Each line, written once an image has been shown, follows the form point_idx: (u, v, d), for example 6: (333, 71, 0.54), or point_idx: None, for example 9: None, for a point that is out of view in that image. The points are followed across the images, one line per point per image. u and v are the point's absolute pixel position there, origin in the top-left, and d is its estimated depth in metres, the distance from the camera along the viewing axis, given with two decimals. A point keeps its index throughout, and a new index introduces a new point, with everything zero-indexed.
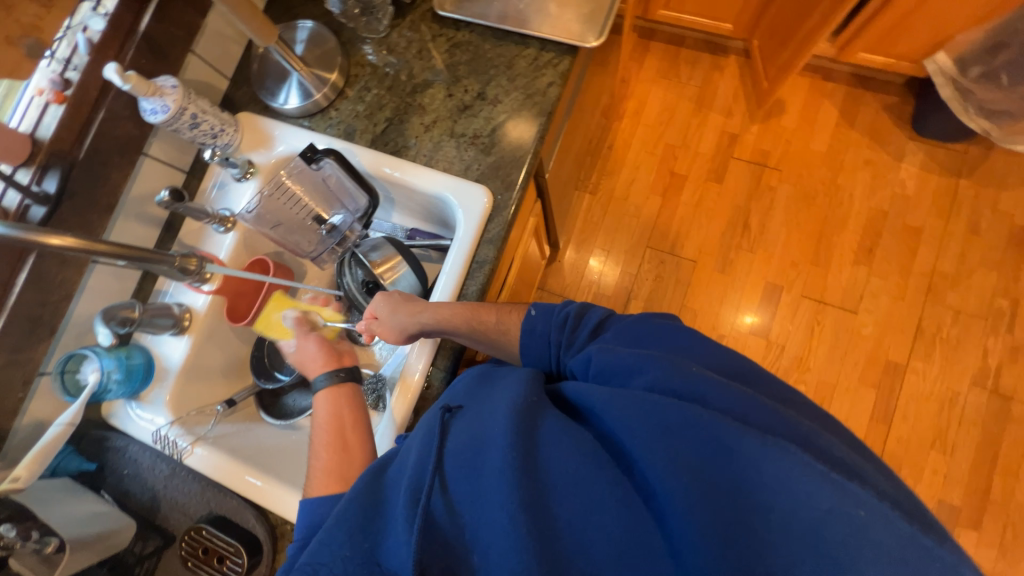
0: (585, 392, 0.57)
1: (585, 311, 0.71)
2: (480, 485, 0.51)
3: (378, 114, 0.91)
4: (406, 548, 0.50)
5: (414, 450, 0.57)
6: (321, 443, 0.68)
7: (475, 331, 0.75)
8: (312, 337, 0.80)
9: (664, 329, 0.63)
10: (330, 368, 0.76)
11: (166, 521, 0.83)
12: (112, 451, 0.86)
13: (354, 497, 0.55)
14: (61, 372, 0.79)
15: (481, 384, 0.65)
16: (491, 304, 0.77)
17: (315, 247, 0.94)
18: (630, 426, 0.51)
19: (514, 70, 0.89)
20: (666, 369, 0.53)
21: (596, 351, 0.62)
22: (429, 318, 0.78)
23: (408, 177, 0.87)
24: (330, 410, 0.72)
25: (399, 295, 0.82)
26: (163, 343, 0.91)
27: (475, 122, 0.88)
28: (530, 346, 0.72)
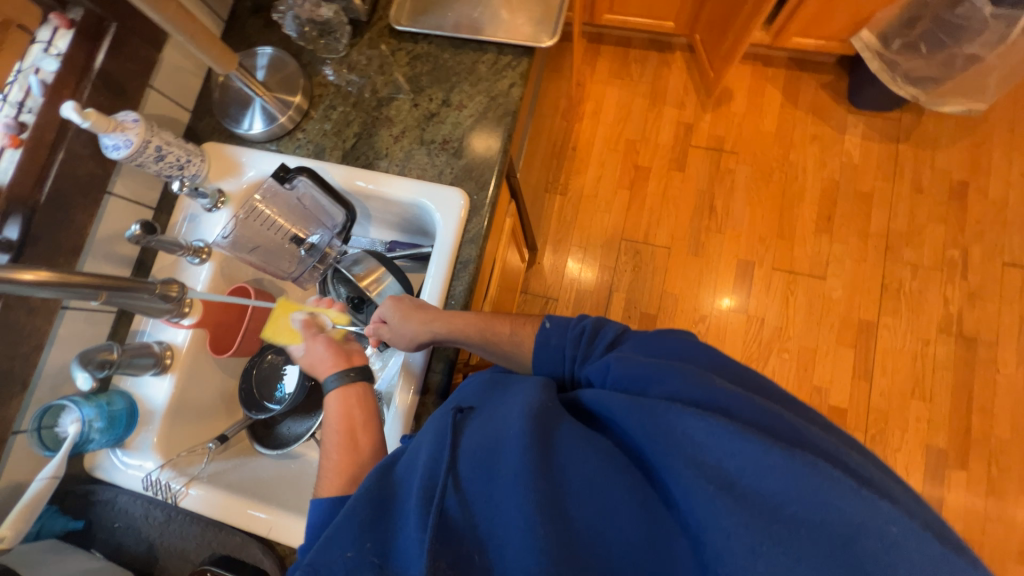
0: (600, 399, 0.58)
1: (600, 325, 0.73)
2: (496, 486, 0.51)
3: (347, 131, 0.92)
4: (417, 545, 0.49)
5: (424, 451, 0.56)
6: (332, 444, 0.67)
7: (489, 342, 0.77)
8: (319, 339, 0.77)
9: (681, 341, 0.64)
10: (339, 369, 0.74)
11: (166, 570, 0.78)
12: (99, 505, 0.82)
13: (362, 498, 0.53)
14: (38, 428, 0.75)
15: (493, 388, 0.65)
16: (504, 315, 0.79)
17: (296, 270, 0.93)
18: (648, 434, 0.51)
19: (476, 76, 0.92)
20: (682, 378, 0.54)
21: (613, 358, 0.62)
22: (441, 328, 0.78)
23: (385, 188, 0.88)
24: (343, 410, 0.70)
25: (410, 301, 0.80)
26: (145, 385, 0.87)
27: (443, 128, 0.90)
28: (542, 356, 0.73)
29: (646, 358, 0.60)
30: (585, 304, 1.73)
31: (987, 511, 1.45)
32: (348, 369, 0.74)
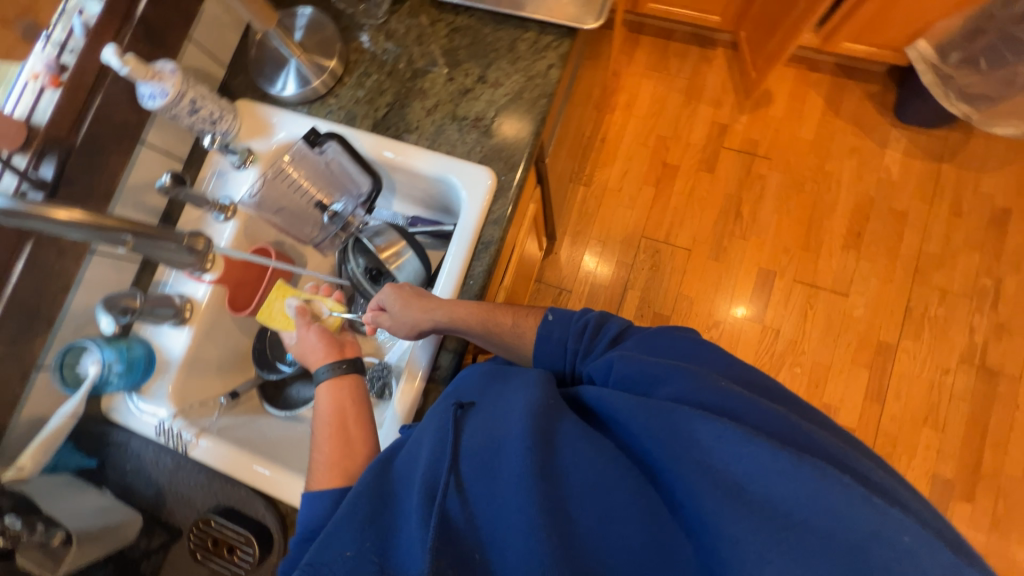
0: (603, 398, 0.57)
1: (604, 320, 0.72)
2: (497, 486, 0.52)
3: (379, 100, 0.91)
4: (419, 546, 0.50)
5: (425, 448, 0.56)
6: (324, 436, 0.68)
7: (490, 333, 0.75)
8: (310, 330, 0.79)
9: (683, 339, 0.63)
10: (331, 360, 0.75)
11: (171, 515, 0.81)
12: (113, 446, 0.85)
13: (361, 496, 0.54)
14: (61, 365, 0.77)
15: (494, 380, 0.63)
16: (507, 306, 0.78)
17: (318, 236, 0.95)
18: (654, 438, 0.50)
19: (515, 54, 0.90)
20: (690, 381, 0.53)
21: (617, 356, 0.61)
22: (443, 317, 0.76)
23: (413, 162, 0.87)
24: (334, 403, 0.71)
25: (410, 289, 0.80)
26: (163, 334, 0.89)
27: (477, 105, 0.89)
28: (544, 351, 0.72)
29: (651, 357, 0.58)
30: (598, 299, 1.72)
31: (987, 546, 1.43)
32: (341, 359, 0.75)
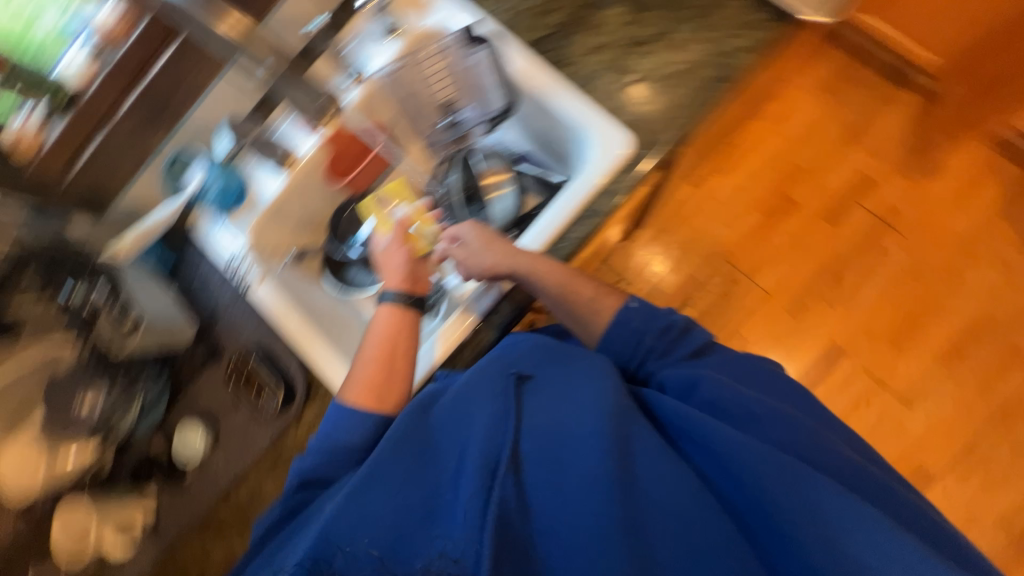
0: (691, 415, 0.55)
1: (690, 327, 0.70)
2: (565, 479, 0.50)
3: (546, 17, 0.84)
4: (468, 521, 0.48)
5: (482, 416, 0.54)
6: (371, 355, 0.70)
7: (564, 299, 0.71)
8: (402, 248, 0.82)
9: (756, 375, 0.65)
10: (403, 286, 0.77)
11: (218, 338, 0.87)
12: (189, 256, 0.90)
13: (412, 437, 0.56)
14: (173, 165, 0.86)
15: (551, 358, 0.62)
16: (590, 278, 0.73)
17: (430, 131, 0.95)
18: (758, 473, 0.50)
19: (712, 20, 0.79)
20: (784, 425, 0.56)
21: (708, 377, 0.60)
22: (526, 266, 0.72)
23: (554, 99, 0.80)
24: (387, 330, 0.72)
25: (491, 232, 0.78)
26: (262, 176, 0.88)
27: (646, 62, 0.80)
28: (617, 337, 0.69)
29: (741, 388, 0.59)
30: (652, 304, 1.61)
31: None
32: (406, 288, 0.77)
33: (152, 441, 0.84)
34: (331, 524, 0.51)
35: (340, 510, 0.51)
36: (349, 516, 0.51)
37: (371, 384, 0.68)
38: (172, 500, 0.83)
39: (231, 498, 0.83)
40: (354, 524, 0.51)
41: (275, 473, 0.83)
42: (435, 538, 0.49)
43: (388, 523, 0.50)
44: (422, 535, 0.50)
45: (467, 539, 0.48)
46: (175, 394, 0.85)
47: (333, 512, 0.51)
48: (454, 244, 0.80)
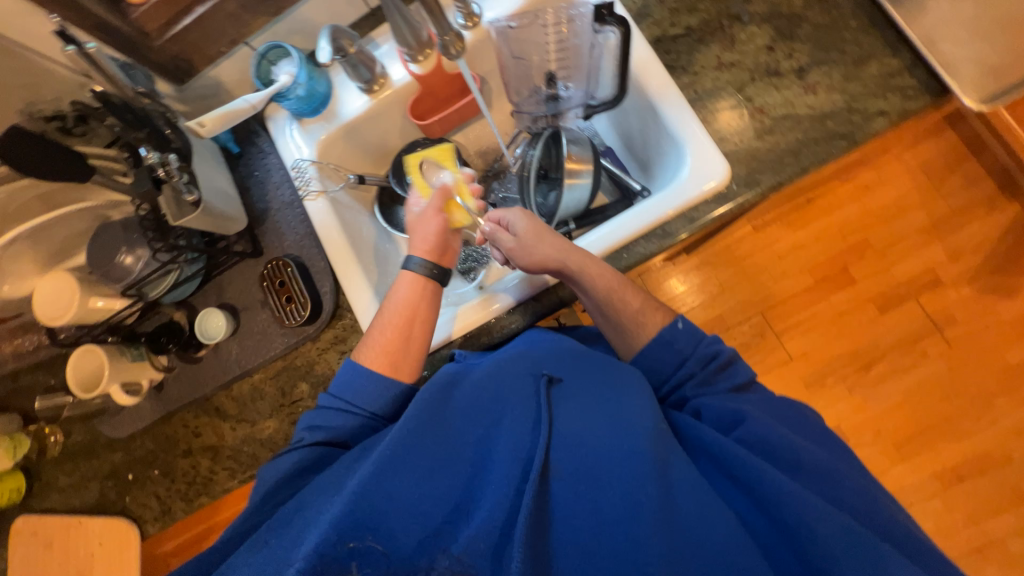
0: (739, 453, 0.51)
1: (735, 360, 0.66)
2: (600, 500, 0.49)
3: (683, 16, 0.81)
4: (495, 522, 0.48)
5: (516, 417, 0.54)
6: (391, 322, 0.69)
7: (608, 302, 0.69)
8: (437, 215, 0.75)
9: (796, 418, 0.60)
10: (429, 256, 0.74)
11: (263, 236, 0.88)
12: (256, 149, 0.91)
13: (436, 422, 0.54)
14: (262, 57, 0.81)
15: (587, 362, 0.62)
16: (641, 289, 0.71)
17: (524, 99, 0.88)
18: (814, 530, 0.46)
19: (857, 71, 0.73)
20: (837, 482, 0.51)
21: (751, 416, 0.56)
22: (574, 265, 0.69)
23: (660, 107, 0.77)
24: (410, 298, 0.71)
25: (540, 224, 0.73)
26: (347, 90, 0.88)
27: (771, 95, 0.75)
28: (658, 356, 0.66)
29: (786, 432, 0.55)
30: None
31: None
32: (434, 259, 0.74)
33: (175, 313, 0.87)
34: (346, 514, 0.46)
35: (358, 494, 0.47)
36: (365, 501, 0.47)
37: (386, 350, 0.67)
38: (180, 371, 0.87)
39: (232, 390, 0.87)
40: (366, 511, 0.47)
41: (279, 379, 0.85)
42: (451, 538, 0.49)
43: (398, 513, 0.48)
44: (433, 533, 0.48)
45: (479, 538, 0.48)
46: (207, 277, 0.87)
47: (348, 502, 0.47)
48: (507, 232, 0.75)
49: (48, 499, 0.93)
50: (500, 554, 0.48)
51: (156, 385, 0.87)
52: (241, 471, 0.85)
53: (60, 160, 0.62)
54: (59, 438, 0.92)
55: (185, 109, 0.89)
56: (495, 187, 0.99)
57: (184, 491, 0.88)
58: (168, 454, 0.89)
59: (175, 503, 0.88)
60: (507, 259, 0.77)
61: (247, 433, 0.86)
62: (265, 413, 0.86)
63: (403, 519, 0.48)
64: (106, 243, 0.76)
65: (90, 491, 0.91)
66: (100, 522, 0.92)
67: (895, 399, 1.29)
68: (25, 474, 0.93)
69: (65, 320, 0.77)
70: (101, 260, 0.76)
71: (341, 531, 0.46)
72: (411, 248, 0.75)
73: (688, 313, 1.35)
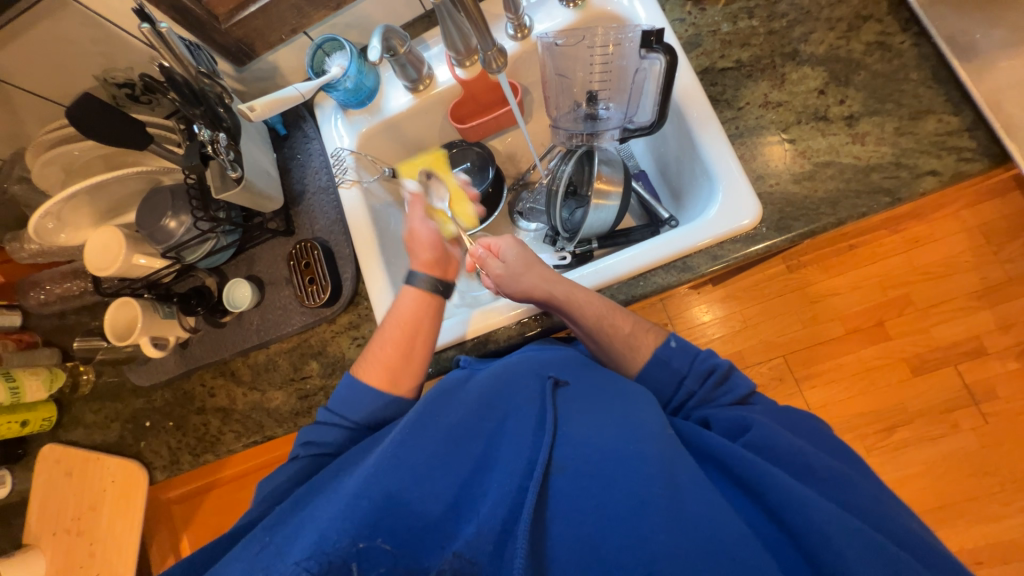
0: (742, 457, 0.51)
1: (733, 371, 0.64)
2: (607, 503, 0.48)
3: (734, 49, 0.79)
4: (498, 514, 0.48)
5: (520, 419, 0.55)
6: (391, 338, 0.70)
7: (602, 333, 0.69)
8: (426, 227, 0.78)
9: (808, 427, 0.58)
10: (430, 272, 0.75)
11: (296, 217, 0.92)
12: (301, 132, 0.95)
13: (437, 422, 0.54)
14: (318, 48, 0.85)
15: (597, 373, 0.63)
16: (632, 314, 0.70)
17: (562, 115, 0.87)
18: (827, 535, 0.44)
19: (912, 125, 0.70)
20: (846, 487, 0.50)
21: (758, 421, 0.55)
22: (562, 295, 0.70)
23: (699, 137, 0.75)
24: (415, 309, 0.72)
25: (533, 256, 0.75)
26: (393, 87, 0.91)
27: (816, 140, 0.73)
28: (655, 376, 0.65)
29: (796, 439, 0.53)
30: None
31: None
32: (433, 274, 0.75)
33: (208, 278, 0.93)
34: (349, 510, 0.46)
35: (359, 493, 0.48)
36: (366, 501, 0.47)
37: (384, 366, 0.69)
38: (205, 334, 0.92)
39: (249, 358, 0.92)
40: (363, 510, 0.47)
41: (292, 354, 0.90)
42: (452, 536, 0.48)
43: (394, 510, 0.47)
44: (436, 533, 0.48)
45: (479, 538, 0.47)
46: (240, 249, 0.92)
47: (349, 501, 0.47)
48: (497, 260, 0.77)
49: (74, 431, 1.00)
50: (501, 553, 0.47)
51: (181, 343, 0.93)
52: (246, 436, 0.90)
53: (123, 130, 0.68)
54: (92, 377, 1.00)
55: (242, 90, 0.94)
56: (523, 199, 1.01)
57: (192, 446, 0.93)
58: (183, 408, 0.95)
59: (183, 455, 0.94)
60: (496, 287, 0.78)
61: (256, 400, 0.90)
62: (274, 385, 0.90)
63: (403, 517, 0.47)
64: (155, 206, 0.81)
65: (111, 431, 0.99)
66: (115, 462, 0.98)
67: (914, 468, 1.22)
68: (56, 405, 1.01)
69: (109, 272, 0.82)
70: (148, 221, 0.81)
71: (338, 530, 0.45)
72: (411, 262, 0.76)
73: (707, 345, 1.31)
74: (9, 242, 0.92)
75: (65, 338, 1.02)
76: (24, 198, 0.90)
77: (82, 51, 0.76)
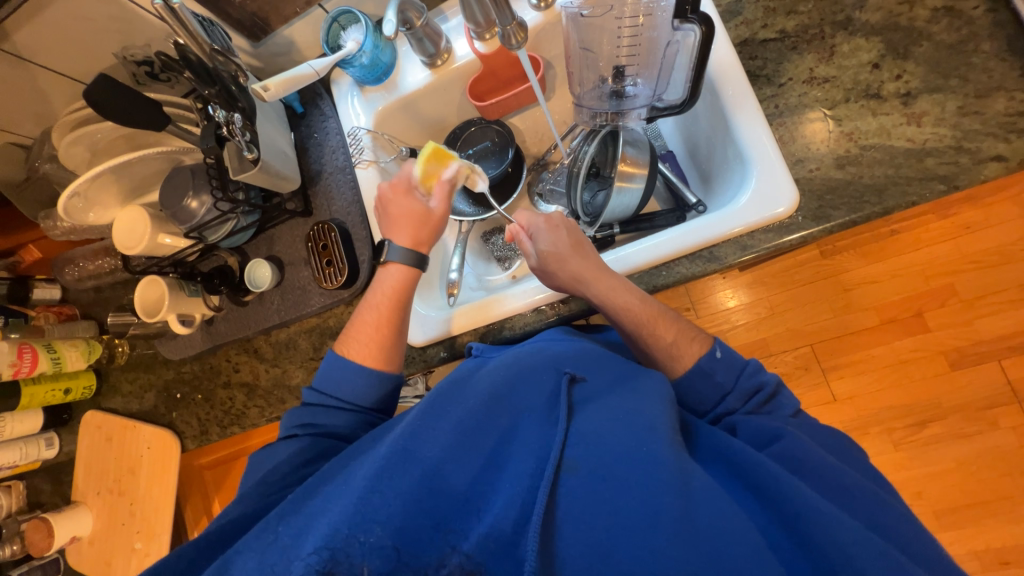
0: (764, 465, 0.49)
1: (780, 390, 0.62)
2: (620, 507, 0.47)
3: (778, 18, 0.72)
4: (510, 513, 0.48)
5: (534, 416, 0.54)
6: (373, 311, 0.72)
7: (639, 337, 0.68)
8: (408, 201, 0.74)
9: (830, 439, 0.57)
10: (414, 247, 0.74)
11: (314, 198, 0.92)
12: (318, 110, 0.93)
13: (448, 415, 0.54)
14: (333, 21, 0.82)
15: (616, 367, 0.61)
16: (673, 320, 0.68)
17: (586, 92, 0.81)
18: (848, 553, 0.42)
19: (979, 103, 0.63)
20: (871, 504, 0.48)
21: (790, 433, 0.54)
22: (597, 297, 0.69)
23: (733, 117, 0.70)
24: (397, 285, 0.73)
25: (573, 241, 0.72)
26: (409, 62, 0.88)
27: (865, 120, 0.66)
28: (695, 388, 0.63)
29: (826, 454, 0.52)
30: None
31: None
32: (418, 249, 0.74)
33: (230, 257, 0.94)
34: (359, 505, 0.47)
35: (370, 489, 0.48)
36: (377, 496, 0.48)
37: (368, 339, 0.71)
38: (229, 312, 0.94)
39: (271, 336, 0.94)
40: (375, 505, 0.47)
41: (312, 335, 0.91)
42: (461, 535, 0.48)
43: (406, 507, 0.47)
44: (444, 530, 0.48)
45: (489, 538, 0.47)
46: (260, 229, 0.93)
47: (360, 496, 0.48)
48: (529, 241, 0.75)
49: (113, 400, 1.06)
50: (513, 550, 0.47)
51: (207, 320, 0.96)
52: (270, 411, 0.93)
53: (141, 111, 0.68)
54: (126, 350, 1.05)
55: (259, 66, 0.92)
56: (543, 178, 0.97)
57: (220, 418, 0.98)
58: (210, 381, 0.98)
59: (211, 427, 0.98)
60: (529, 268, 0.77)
61: (278, 376, 0.93)
62: (295, 363, 0.92)
63: (413, 514, 0.47)
64: (177, 185, 0.82)
65: (147, 400, 1.04)
66: (149, 430, 1.03)
67: (946, 465, 1.16)
68: (96, 375, 1.06)
69: (135, 250, 0.83)
70: (171, 201, 0.81)
71: (349, 526, 0.46)
72: (392, 235, 0.74)
73: (731, 332, 1.26)
74: (43, 220, 0.95)
75: (101, 312, 1.06)
76: (54, 176, 0.92)
77: (100, 28, 0.75)
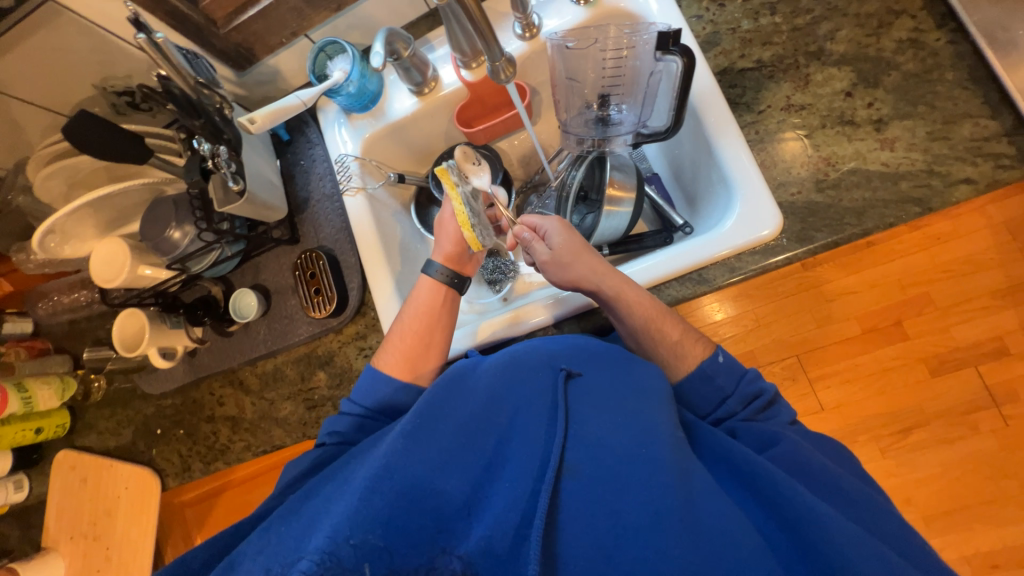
0: (764, 467, 0.49)
1: (776, 398, 0.63)
2: (621, 508, 0.46)
3: (755, 48, 0.75)
4: (511, 519, 0.46)
5: (535, 415, 0.53)
6: (411, 329, 0.72)
7: (645, 331, 0.66)
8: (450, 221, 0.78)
9: (826, 450, 0.58)
10: (447, 264, 0.76)
11: (301, 226, 0.90)
12: (304, 138, 0.93)
13: (446, 416, 0.53)
14: (319, 51, 0.82)
15: (616, 361, 0.59)
16: (678, 319, 0.67)
17: (572, 118, 0.83)
18: (846, 554, 0.42)
19: (947, 128, 0.66)
20: (866, 507, 0.49)
21: (789, 437, 0.54)
22: (609, 289, 0.68)
23: (717, 143, 0.72)
24: (433, 300, 0.74)
25: (581, 241, 0.72)
26: (397, 91, 0.88)
27: (841, 146, 0.69)
28: (699, 391, 0.63)
29: (826, 461, 0.53)
30: None
31: None
32: (450, 264, 0.77)
33: (214, 287, 0.92)
34: (359, 506, 0.45)
35: (369, 490, 0.46)
36: (378, 497, 0.46)
37: (402, 350, 0.70)
38: (212, 343, 0.92)
39: (257, 366, 0.91)
40: (374, 507, 0.46)
41: (300, 364, 0.89)
42: (460, 538, 0.47)
43: (405, 508, 0.46)
44: (443, 533, 0.47)
45: (489, 541, 0.46)
46: (245, 257, 0.91)
47: (360, 498, 0.46)
48: (542, 241, 0.74)
49: (87, 437, 1.02)
50: (514, 555, 0.46)
51: (189, 352, 0.93)
52: (256, 444, 0.90)
53: (118, 146, 0.66)
54: (103, 384, 1.01)
55: (243, 94, 0.92)
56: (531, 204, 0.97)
57: (203, 453, 0.94)
58: (193, 416, 0.95)
59: (194, 462, 0.95)
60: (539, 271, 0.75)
61: (265, 409, 0.90)
62: (282, 395, 0.89)
63: (413, 514, 0.46)
64: (159, 217, 0.79)
65: (124, 436, 1.00)
66: (127, 469, 0.98)
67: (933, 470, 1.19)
68: (70, 412, 1.02)
69: (115, 284, 0.81)
70: (152, 232, 0.79)
71: (349, 526, 0.45)
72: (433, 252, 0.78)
73: None
74: (16, 254, 0.92)
75: (75, 345, 1.02)
76: (30, 209, 0.89)
77: (80, 61, 0.75)
